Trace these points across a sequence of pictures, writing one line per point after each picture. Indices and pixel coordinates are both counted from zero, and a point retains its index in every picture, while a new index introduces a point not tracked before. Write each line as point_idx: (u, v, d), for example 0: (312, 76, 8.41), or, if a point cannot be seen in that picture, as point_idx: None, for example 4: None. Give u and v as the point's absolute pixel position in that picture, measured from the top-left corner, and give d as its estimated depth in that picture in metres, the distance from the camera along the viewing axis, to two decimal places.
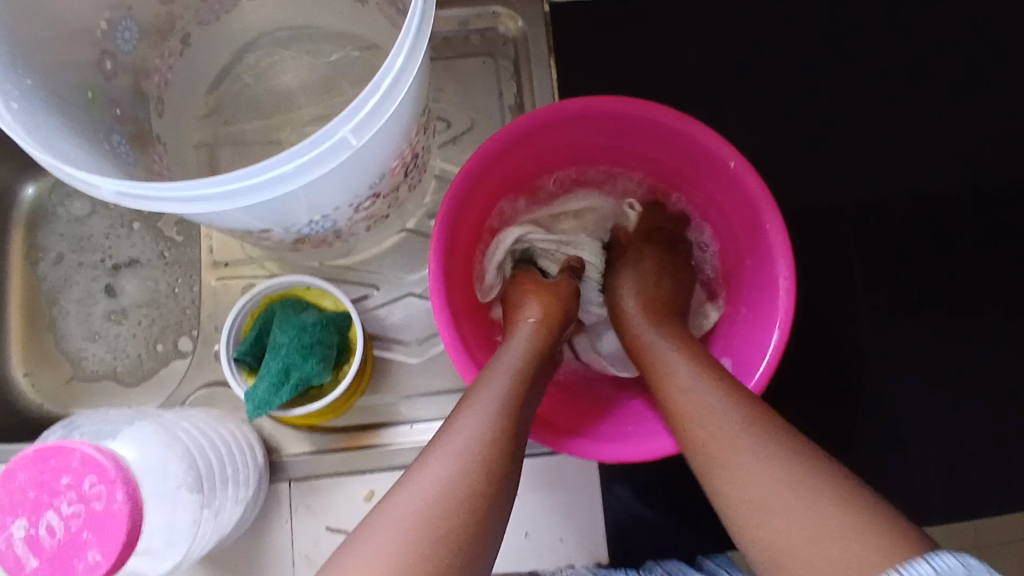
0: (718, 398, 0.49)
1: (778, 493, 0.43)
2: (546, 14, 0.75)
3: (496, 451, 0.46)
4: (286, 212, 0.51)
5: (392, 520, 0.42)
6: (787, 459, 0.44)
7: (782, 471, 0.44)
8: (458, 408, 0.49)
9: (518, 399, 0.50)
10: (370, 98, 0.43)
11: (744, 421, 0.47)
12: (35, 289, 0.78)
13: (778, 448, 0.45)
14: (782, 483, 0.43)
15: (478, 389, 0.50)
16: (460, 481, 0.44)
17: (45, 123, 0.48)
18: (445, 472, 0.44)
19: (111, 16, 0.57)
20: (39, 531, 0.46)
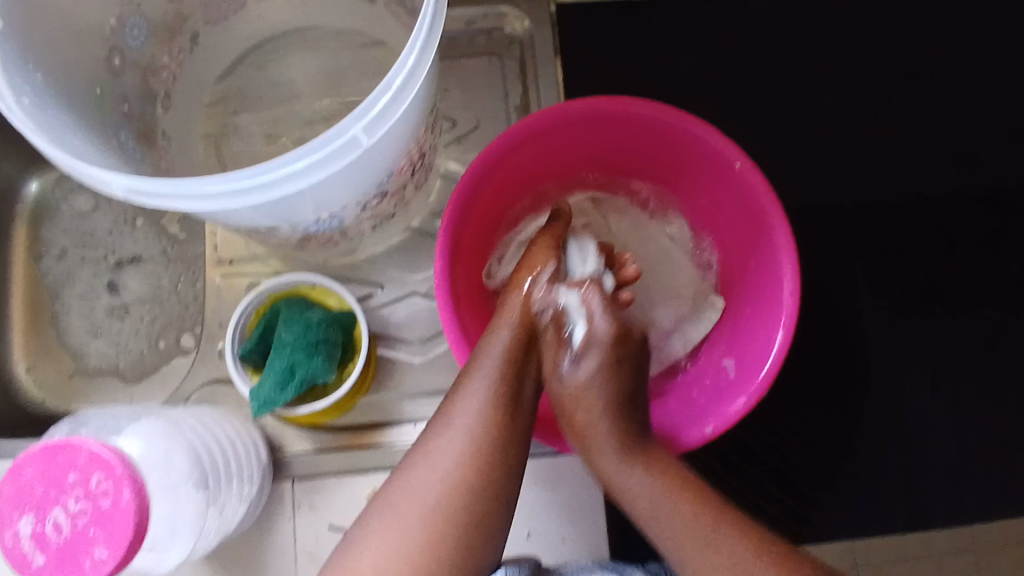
0: (661, 493, 0.55)
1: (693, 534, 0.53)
2: (553, 14, 0.75)
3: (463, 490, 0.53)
4: (294, 211, 0.51)
5: (384, 542, 0.51)
6: (690, 501, 0.54)
7: (673, 510, 0.54)
8: (424, 440, 0.55)
9: (485, 435, 0.54)
10: (381, 97, 0.43)
11: (658, 477, 0.55)
12: (37, 283, 0.78)
13: (683, 497, 0.54)
14: (695, 526, 0.53)
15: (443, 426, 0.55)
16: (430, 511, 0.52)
17: (55, 119, 0.48)
18: (436, 485, 0.53)
19: (121, 14, 0.57)
20: (46, 527, 0.46)
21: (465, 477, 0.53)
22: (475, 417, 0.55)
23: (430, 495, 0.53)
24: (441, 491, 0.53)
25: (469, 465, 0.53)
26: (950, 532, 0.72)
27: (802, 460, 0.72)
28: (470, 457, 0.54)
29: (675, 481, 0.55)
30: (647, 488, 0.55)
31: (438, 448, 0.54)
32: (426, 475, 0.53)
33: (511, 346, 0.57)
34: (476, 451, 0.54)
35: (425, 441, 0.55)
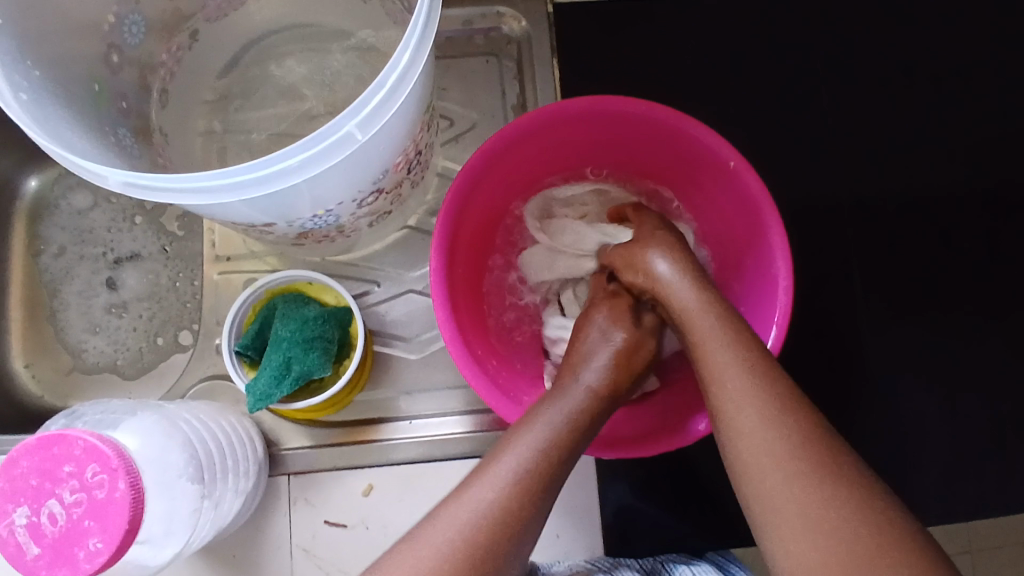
0: (753, 399, 0.49)
1: (801, 491, 0.45)
2: (550, 14, 0.76)
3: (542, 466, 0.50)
4: (290, 206, 0.52)
5: (451, 521, 0.47)
6: (788, 440, 0.47)
7: (780, 461, 0.47)
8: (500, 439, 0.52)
9: (564, 438, 0.52)
10: (375, 93, 0.44)
11: (752, 398, 0.49)
12: (36, 280, 0.78)
13: (786, 429, 0.48)
14: (793, 470, 0.46)
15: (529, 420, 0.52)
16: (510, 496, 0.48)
17: (53, 114, 0.49)
18: (475, 511, 0.47)
19: (118, 10, 0.58)
20: (41, 519, 0.46)
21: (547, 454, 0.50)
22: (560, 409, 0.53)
23: (512, 478, 0.49)
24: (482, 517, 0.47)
25: (548, 441, 0.51)
26: (943, 529, 0.73)
27: None
28: (553, 432, 0.51)
29: (778, 397, 0.49)
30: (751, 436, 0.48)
31: (489, 476, 0.49)
32: (469, 507, 0.48)
33: (582, 405, 0.54)
34: (532, 480, 0.49)
35: (477, 472, 0.50)
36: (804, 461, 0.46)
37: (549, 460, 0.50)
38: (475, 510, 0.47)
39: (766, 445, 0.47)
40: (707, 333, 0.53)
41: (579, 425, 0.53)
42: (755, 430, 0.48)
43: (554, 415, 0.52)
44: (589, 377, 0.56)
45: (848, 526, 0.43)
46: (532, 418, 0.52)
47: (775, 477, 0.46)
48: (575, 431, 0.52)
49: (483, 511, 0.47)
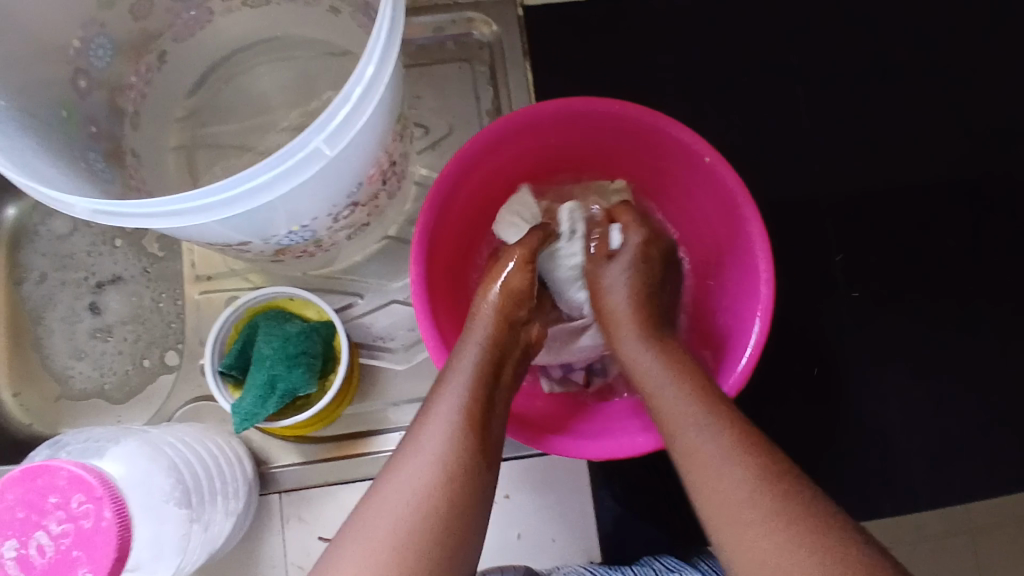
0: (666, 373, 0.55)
1: (768, 508, 0.45)
2: (521, 17, 0.76)
3: (464, 450, 0.49)
4: (263, 224, 0.51)
5: (376, 523, 0.46)
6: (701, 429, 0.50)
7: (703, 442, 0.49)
8: (414, 425, 0.51)
9: (476, 423, 0.51)
10: (342, 107, 0.44)
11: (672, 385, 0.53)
12: (17, 309, 0.77)
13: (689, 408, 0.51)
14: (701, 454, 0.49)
15: (434, 403, 0.51)
16: (436, 485, 0.47)
17: (19, 143, 0.48)
18: (405, 504, 0.46)
19: (84, 34, 0.57)
20: (29, 551, 0.46)
21: (469, 440, 0.49)
22: (466, 389, 0.52)
23: (441, 466, 0.48)
24: (419, 505, 0.46)
25: (472, 428, 0.50)
26: (938, 511, 0.73)
27: (789, 448, 0.72)
28: (473, 418, 0.51)
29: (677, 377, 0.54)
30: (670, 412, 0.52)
31: (410, 466, 0.48)
32: (397, 496, 0.47)
33: (483, 356, 0.55)
34: (455, 456, 0.48)
35: (397, 458, 0.49)
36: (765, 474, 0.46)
37: (463, 434, 0.50)
38: (404, 505, 0.46)
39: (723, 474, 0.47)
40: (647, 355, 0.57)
41: (481, 393, 0.52)
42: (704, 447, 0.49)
43: (465, 372, 0.53)
44: (473, 343, 0.56)
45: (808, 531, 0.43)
46: (437, 403, 0.51)
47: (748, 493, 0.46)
48: (483, 395, 0.52)
49: (416, 497, 0.46)
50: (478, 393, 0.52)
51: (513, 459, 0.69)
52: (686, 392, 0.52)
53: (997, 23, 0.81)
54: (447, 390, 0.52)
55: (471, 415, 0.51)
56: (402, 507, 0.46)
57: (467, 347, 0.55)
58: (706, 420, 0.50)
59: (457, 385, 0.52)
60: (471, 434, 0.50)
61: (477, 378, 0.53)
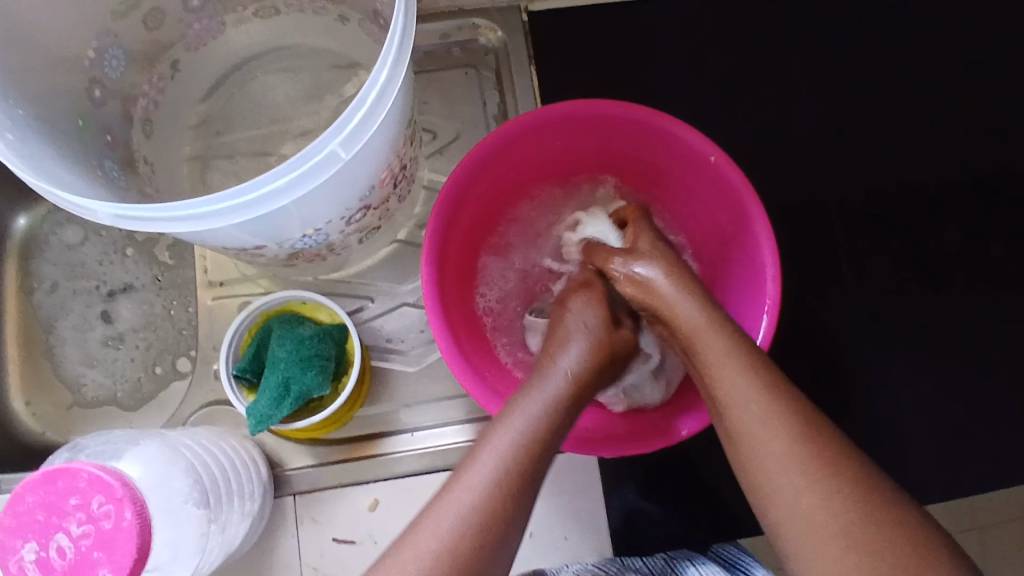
0: (727, 353, 0.51)
1: (829, 516, 0.44)
2: (525, 23, 0.77)
3: (522, 467, 0.48)
4: (278, 228, 0.52)
5: (431, 540, 0.45)
6: (765, 415, 0.48)
7: (758, 434, 0.48)
8: (475, 443, 0.50)
9: (544, 439, 0.50)
10: (357, 111, 0.45)
11: (733, 364, 0.50)
12: (31, 318, 0.78)
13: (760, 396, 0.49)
14: (763, 444, 0.48)
15: (500, 424, 0.51)
16: (492, 504, 0.47)
17: (38, 151, 0.49)
18: (463, 518, 0.46)
19: (98, 45, 0.59)
20: (49, 554, 0.46)
21: (530, 458, 0.49)
22: (529, 407, 0.52)
23: (498, 485, 0.47)
24: (475, 508, 0.46)
25: (536, 444, 0.50)
26: (949, 507, 0.73)
27: None
28: (537, 433, 0.50)
29: (742, 350, 0.51)
30: (734, 392, 0.50)
31: (472, 475, 0.48)
32: (455, 500, 0.47)
33: (564, 385, 0.53)
34: (517, 467, 0.48)
35: (460, 470, 0.49)
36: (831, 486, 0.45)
37: (520, 461, 0.49)
38: (462, 525, 0.46)
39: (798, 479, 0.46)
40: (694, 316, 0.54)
41: (560, 408, 0.52)
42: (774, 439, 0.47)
43: (540, 395, 0.52)
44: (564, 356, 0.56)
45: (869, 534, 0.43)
46: (502, 423, 0.51)
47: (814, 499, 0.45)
48: (557, 410, 0.52)
49: (473, 502, 0.46)
50: (552, 412, 0.52)
51: None
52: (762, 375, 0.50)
53: (995, 22, 0.82)
54: (515, 408, 0.52)
55: (535, 434, 0.50)
56: (458, 528, 0.45)
57: (561, 364, 0.55)
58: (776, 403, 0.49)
59: (532, 398, 0.53)
60: (532, 450, 0.49)
61: (553, 402, 0.52)
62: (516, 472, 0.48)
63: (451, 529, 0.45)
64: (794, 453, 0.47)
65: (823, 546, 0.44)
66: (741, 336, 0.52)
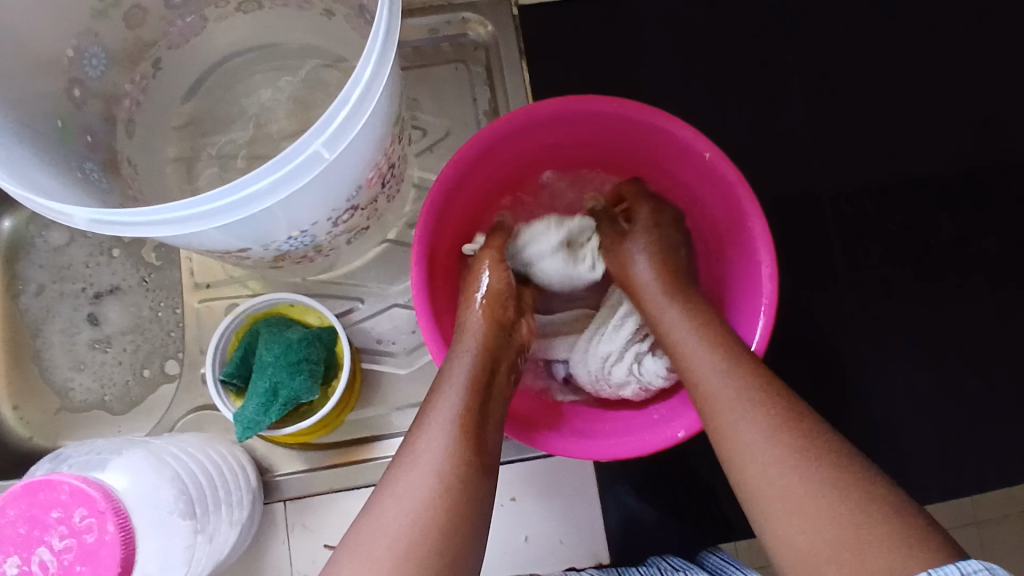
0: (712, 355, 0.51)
1: (800, 486, 0.44)
2: (516, 17, 0.75)
3: (463, 444, 0.48)
4: (262, 230, 0.51)
5: (382, 523, 0.45)
6: (758, 424, 0.47)
7: (759, 439, 0.46)
8: (417, 422, 0.51)
9: (476, 416, 0.51)
10: (340, 110, 0.43)
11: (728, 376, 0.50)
12: (16, 321, 0.77)
13: (750, 405, 0.48)
14: (770, 465, 0.45)
15: (436, 400, 0.51)
16: (438, 486, 0.46)
17: (14, 154, 0.48)
18: (414, 497, 0.46)
19: (78, 43, 0.57)
20: (32, 567, 0.45)
21: (470, 433, 0.49)
22: (461, 385, 0.52)
23: (445, 463, 0.47)
24: (416, 518, 0.45)
25: (470, 421, 0.50)
26: (948, 504, 0.73)
27: None
28: (467, 411, 0.51)
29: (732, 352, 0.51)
30: (723, 403, 0.49)
31: (413, 458, 0.48)
32: (391, 510, 0.45)
33: (478, 359, 0.55)
34: (451, 472, 0.47)
35: (403, 451, 0.49)
36: (812, 455, 0.44)
37: (464, 436, 0.49)
38: (414, 507, 0.45)
39: (773, 459, 0.45)
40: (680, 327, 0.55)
41: (474, 407, 0.51)
42: (753, 432, 0.47)
43: (462, 369, 0.53)
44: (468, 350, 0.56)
45: (836, 497, 0.43)
46: (437, 401, 0.51)
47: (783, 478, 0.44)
48: (479, 389, 0.53)
49: (414, 511, 0.45)
50: (472, 388, 0.52)
51: (519, 461, 0.68)
52: (740, 368, 0.50)
53: (994, 14, 0.80)
54: (447, 384, 0.52)
55: (468, 408, 0.51)
56: (412, 507, 0.45)
57: (462, 347, 0.56)
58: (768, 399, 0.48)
59: (449, 396, 0.51)
60: (469, 428, 0.50)
61: (473, 374, 0.53)
62: (460, 450, 0.48)
63: (407, 510, 0.45)
64: (781, 455, 0.45)
65: (832, 526, 0.42)
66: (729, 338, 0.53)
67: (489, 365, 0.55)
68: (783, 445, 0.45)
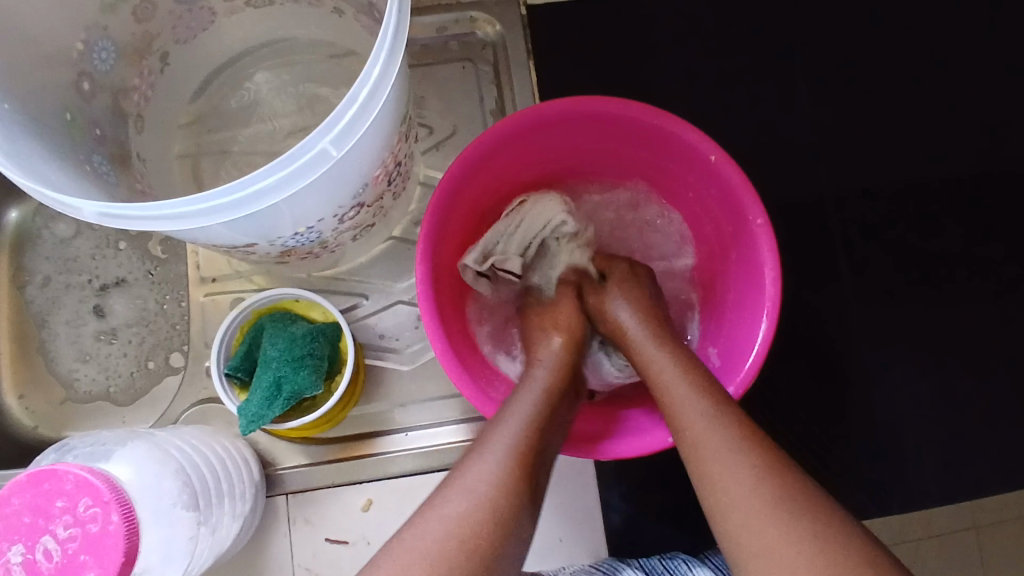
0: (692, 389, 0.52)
1: (764, 497, 0.44)
2: (524, 16, 0.75)
3: (524, 455, 0.48)
4: (268, 227, 0.51)
5: (441, 519, 0.44)
6: (740, 464, 0.46)
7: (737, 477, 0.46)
8: (479, 433, 0.50)
9: (539, 434, 0.50)
10: (347, 109, 0.44)
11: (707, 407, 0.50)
12: (22, 312, 0.77)
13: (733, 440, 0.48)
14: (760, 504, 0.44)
15: (504, 415, 0.51)
16: (491, 491, 0.45)
17: (23, 146, 0.48)
18: (464, 502, 0.44)
19: (87, 37, 0.57)
20: (36, 556, 0.46)
21: (532, 449, 0.49)
22: (537, 402, 0.52)
23: (501, 472, 0.46)
24: (461, 533, 0.43)
25: (535, 438, 0.49)
26: (947, 509, 0.73)
27: (795, 446, 0.72)
28: (535, 429, 0.50)
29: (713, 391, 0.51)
30: (701, 435, 0.49)
31: (472, 461, 0.47)
32: (436, 521, 0.44)
33: (552, 383, 0.55)
34: (498, 492, 0.45)
35: (465, 455, 0.48)
36: (784, 502, 0.44)
37: (525, 449, 0.48)
38: (459, 515, 0.44)
39: (740, 472, 0.46)
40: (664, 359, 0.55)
41: (542, 425, 0.51)
42: (715, 436, 0.48)
43: (534, 393, 0.53)
44: (540, 376, 0.56)
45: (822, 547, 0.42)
46: (507, 413, 0.51)
47: (763, 501, 0.44)
48: (552, 414, 0.52)
49: (460, 525, 0.43)
50: (546, 406, 0.52)
51: None
52: (709, 397, 0.51)
53: (1002, 19, 0.80)
54: (516, 400, 0.52)
55: (535, 424, 0.50)
56: (464, 508, 0.44)
57: (536, 377, 0.56)
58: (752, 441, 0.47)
59: (506, 424, 0.50)
60: (535, 446, 0.49)
61: (545, 396, 0.53)
62: (519, 461, 0.47)
63: (457, 511, 0.44)
64: (763, 501, 0.44)
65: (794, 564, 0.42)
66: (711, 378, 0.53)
67: (560, 392, 0.55)
68: (746, 447, 0.47)
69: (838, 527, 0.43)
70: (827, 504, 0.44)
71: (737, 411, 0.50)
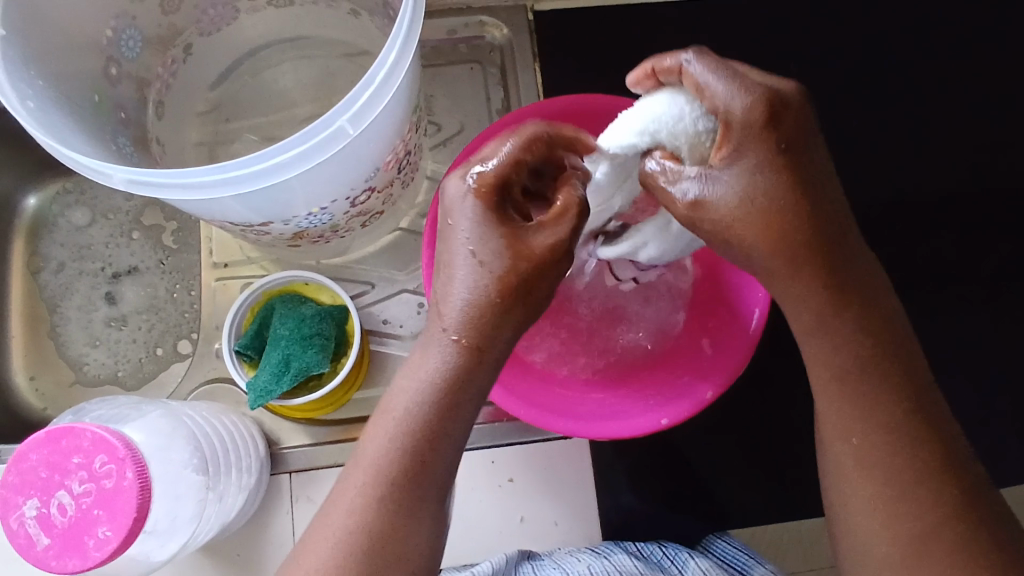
0: (829, 326, 0.45)
1: (868, 478, 0.44)
2: (531, 21, 0.78)
3: (408, 430, 0.45)
4: (284, 204, 0.54)
5: (334, 510, 0.45)
6: (888, 449, 0.44)
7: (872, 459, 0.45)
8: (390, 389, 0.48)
9: (441, 397, 0.45)
10: (364, 89, 0.46)
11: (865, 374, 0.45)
12: (36, 296, 0.80)
13: (881, 414, 0.45)
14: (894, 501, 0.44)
15: (406, 371, 0.47)
16: (377, 478, 0.45)
17: (55, 121, 0.51)
18: (355, 491, 0.45)
19: (116, 25, 0.60)
20: (51, 510, 0.48)
21: (422, 421, 0.45)
22: (433, 350, 0.46)
23: (385, 452, 0.45)
24: (363, 499, 0.45)
25: (428, 405, 0.45)
26: None
27: None
28: (433, 391, 0.45)
29: (877, 350, 0.45)
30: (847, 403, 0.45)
31: (371, 438, 0.46)
32: (350, 482, 0.46)
33: (464, 316, 0.45)
34: (403, 449, 0.45)
35: (370, 425, 0.47)
36: (925, 495, 0.44)
37: (418, 421, 0.45)
38: (354, 503, 0.45)
39: (883, 463, 0.44)
40: (815, 281, 0.45)
41: (444, 378, 0.45)
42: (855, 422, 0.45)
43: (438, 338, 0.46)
44: (489, 261, 0.46)
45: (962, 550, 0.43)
46: (410, 368, 0.47)
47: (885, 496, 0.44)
48: (458, 362, 0.45)
49: (362, 490, 0.45)
50: (449, 357, 0.45)
51: (518, 445, 0.70)
52: (866, 352, 0.45)
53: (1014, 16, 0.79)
54: (420, 352, 0.47)
55: (434, 382, 0.45)
56: (352, 496, 0.45)
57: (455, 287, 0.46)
58: (908, 426, 0.45)
59: (405, 395, 0.46)
60: (430, 415, 0.45)
61: (455, 337, 0.46)
62: (406, 441, 0.45)
63: (349, 501, 0.45)
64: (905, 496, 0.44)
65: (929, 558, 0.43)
66: (866, 318, 0.46)
67: (483, 333, 0.46)
68: (853, 422, 0.45)
69: (952, 523, 0.43)
70: (956, 483, 0.44)
71: (879, 350, 0.45)
